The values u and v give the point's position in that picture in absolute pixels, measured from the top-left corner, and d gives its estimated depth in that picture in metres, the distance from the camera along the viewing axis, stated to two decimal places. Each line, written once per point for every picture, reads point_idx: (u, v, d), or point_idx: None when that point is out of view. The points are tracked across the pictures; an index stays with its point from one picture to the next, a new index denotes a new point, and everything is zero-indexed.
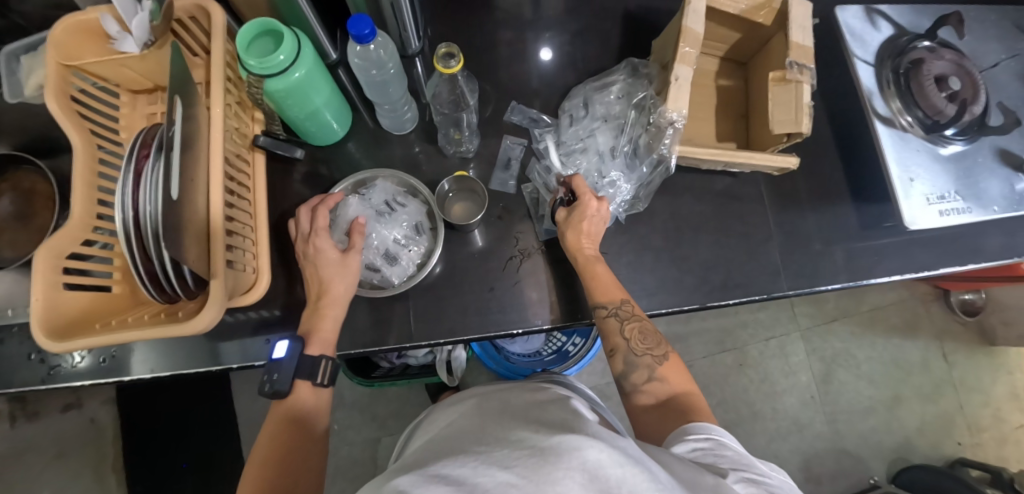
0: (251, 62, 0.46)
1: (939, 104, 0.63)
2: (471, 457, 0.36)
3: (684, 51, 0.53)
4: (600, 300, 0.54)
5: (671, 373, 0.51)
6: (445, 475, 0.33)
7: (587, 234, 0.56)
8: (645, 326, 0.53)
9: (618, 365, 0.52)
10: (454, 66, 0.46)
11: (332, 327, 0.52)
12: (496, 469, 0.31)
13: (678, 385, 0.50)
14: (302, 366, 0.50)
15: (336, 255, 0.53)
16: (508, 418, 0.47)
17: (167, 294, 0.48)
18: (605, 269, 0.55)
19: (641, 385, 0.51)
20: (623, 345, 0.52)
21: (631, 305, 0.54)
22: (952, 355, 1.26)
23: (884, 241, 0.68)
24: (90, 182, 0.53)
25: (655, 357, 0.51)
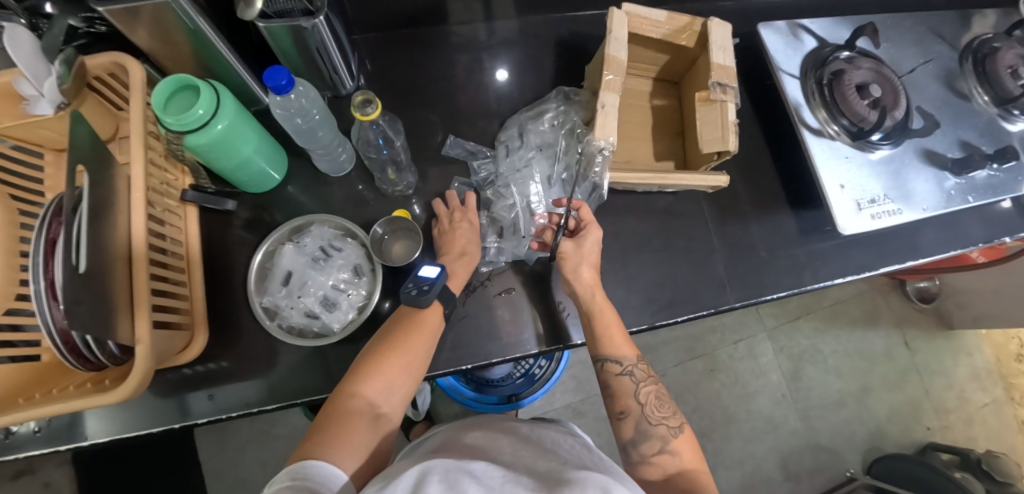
0: (167, 120, 0.45)
1: (863, 112, 0.65)
2: (497, 466, 0.35)
3: (608, 78, 0.55)
4: (614, 356, 0.53)
5: (682, 445, 0.50)
6: (474, 475, 0.31)
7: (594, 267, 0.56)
8: (660, 390, 0.54)
9: (627, 432, 0.51)
10: (371, 113, 0.46)
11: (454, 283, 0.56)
12: (521, 489, 0.30)
13: (687, 459, 0.49)
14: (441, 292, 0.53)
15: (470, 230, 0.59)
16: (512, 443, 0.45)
17: (93, 363, 0.46)
18: (615, 317, 0.55)
19: (650, 457, 0.49)
20: (637, 408, 0.52)
21: (644, 365, 0.55)
22: (914, 342, 1.29)
23: (824, 246, 0.70)
24: (12, 248, 0.51)
25: (669, 427, 0.51)
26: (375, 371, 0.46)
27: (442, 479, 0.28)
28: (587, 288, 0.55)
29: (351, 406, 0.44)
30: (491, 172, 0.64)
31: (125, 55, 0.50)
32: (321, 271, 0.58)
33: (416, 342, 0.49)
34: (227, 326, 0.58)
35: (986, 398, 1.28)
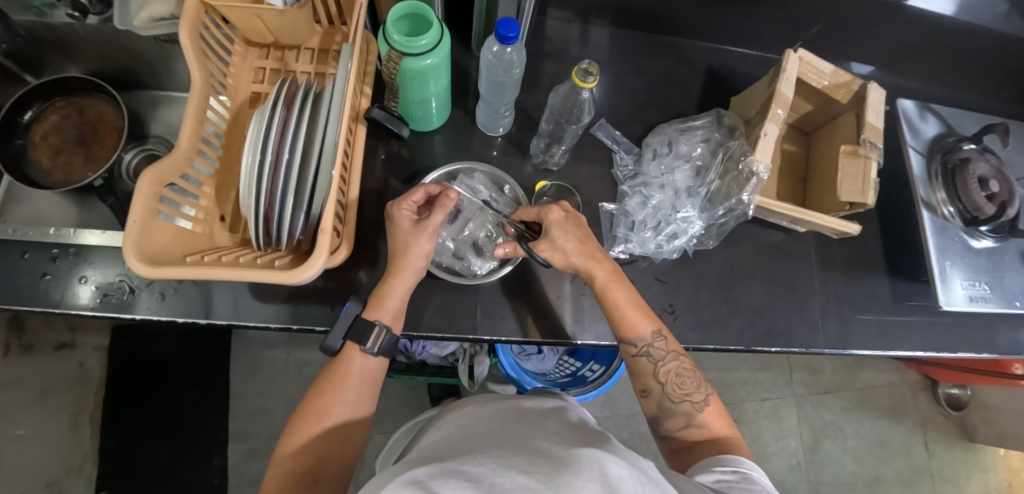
0: (397, 38, 0.49)
1: (980, 202, 0.68)
2: (490, 457, 0.39)
3: (775, 111, 0.59)
4: (629, 338, 0.54)
5: (710, 416, 0.52)
6: (467, 471, 0.36)
7: (580, 243, 0.54)
8: (681, 365, 0.53)
9: (653, 407, 0.54)
10: (590, 82, 0.48)
11: (397, 297, 0.52)
12: (513, 473, 0.35)
13: (718, 428, 0.52)
14: (355, 330, 0.50)
15: (408, 225, 0.52)
16: (529, 428, 0.49)
17: (266, 239, 0.49)
18: (623, 296, 0.54)
19: (677, 431, 0.53)
20: (658, 389, 0.53)
21: (665, 339, 0.54)
22: (932, 445, 1.32)
23: (911, 318, 0.72)
24: (200, 119, 0.54)
25: (693, 403, 0.52)
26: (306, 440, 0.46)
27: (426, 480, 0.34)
28: (588, 271, 0.55)
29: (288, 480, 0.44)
30: (633, 168, 0.68)
31: None
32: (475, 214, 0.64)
33: (339, 402, 0.48)
34: (359, 247, 0.63)
35: None
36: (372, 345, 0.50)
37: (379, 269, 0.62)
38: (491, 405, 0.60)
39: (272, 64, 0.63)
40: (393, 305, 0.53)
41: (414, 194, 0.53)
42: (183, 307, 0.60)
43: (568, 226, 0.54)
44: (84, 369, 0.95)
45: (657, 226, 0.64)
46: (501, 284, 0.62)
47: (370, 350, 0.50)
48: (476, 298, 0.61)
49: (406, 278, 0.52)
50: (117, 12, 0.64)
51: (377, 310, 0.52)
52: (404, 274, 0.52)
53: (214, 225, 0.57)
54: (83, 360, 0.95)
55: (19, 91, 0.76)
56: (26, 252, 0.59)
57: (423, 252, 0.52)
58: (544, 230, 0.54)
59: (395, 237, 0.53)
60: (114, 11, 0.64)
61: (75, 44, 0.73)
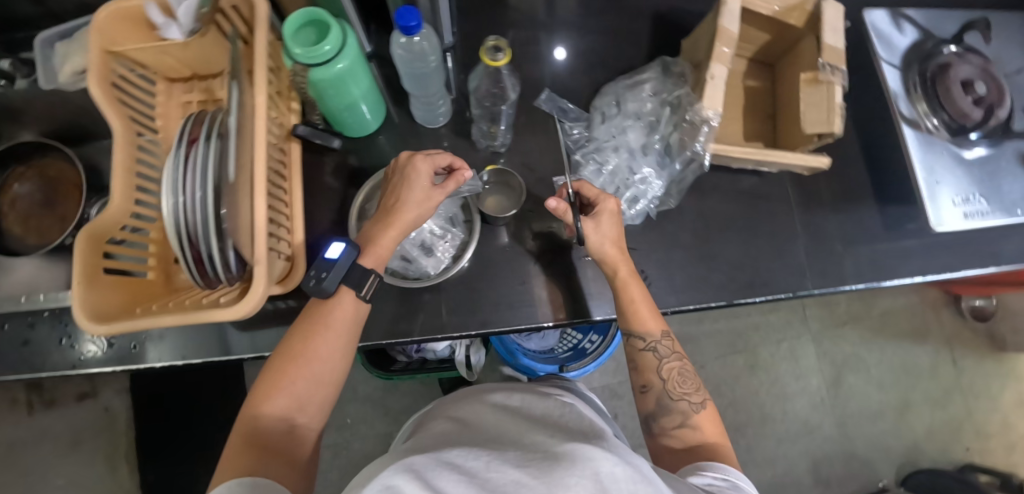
0: (298, 51, 0.47)
1: (966, 108, 0.64)
2: (488, 453, 0.39)
3: (721, 50, 0.55)
4: (638, 332, 0.53)
5: (705, 420, 0.51)
6: (460, 464, 0.36)
7: (615, 241, 0.54)
8: (684, 367, 0.53)
9: (650, 403, 0.53)
10: (501, 60, 0.45)
11: (389, 246, 0.52)
12: (507, 468, 0.35)
13: (711, 433, 0.50)
14: (350, 276, 0.49)
15: (426, 184, 0.52)
16: (530, 428, 0.47)
17: (206, 280, 0.48)
18: (640, 292, 0.53)
19: (671, 429, 0.51)
20: (659, 384, 0.53)
21: (671, 340, 0.54)
22: (961, 361, 1.29)
23: (908, 243, 0.68)
24: (129, 168, 0.53)
25: (690, 402, 0.51)
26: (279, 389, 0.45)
27: (422, 469, 0.34)
28: (609, 267, 0.54)
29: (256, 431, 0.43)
30: (583, 135, 0.65)
31: None
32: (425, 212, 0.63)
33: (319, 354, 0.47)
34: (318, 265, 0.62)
35: None
36: (366, 292, 0.50)
37: None
38: (490, 404, 0.60)
39: (197, 96, 0.62)
40: (384, 253, 0.52)
41: (440, 154, 0.53)
42: (161, 350, 0.61)
43: (615, 218, 0.54)
44: (110, 412, 0.97)
45: (616, 193, 0.63)
46: (464, 280, 0.61)
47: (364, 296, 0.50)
48: (440, 298, 0.59)
49: (399, 227, 0.52)
50: (40, 72, 0.64)
51: (372, 259, 0.51)
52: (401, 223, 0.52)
53: (170, 269, 0.58)
54: (108, 404, 0.98)
55: None
56: (5, 323, 0.61)
57: (421, 216, 0.52)
58: (597, 211, 0.53)
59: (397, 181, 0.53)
60: (38, 72, 0.64)
61: (15, 108, 0.72)
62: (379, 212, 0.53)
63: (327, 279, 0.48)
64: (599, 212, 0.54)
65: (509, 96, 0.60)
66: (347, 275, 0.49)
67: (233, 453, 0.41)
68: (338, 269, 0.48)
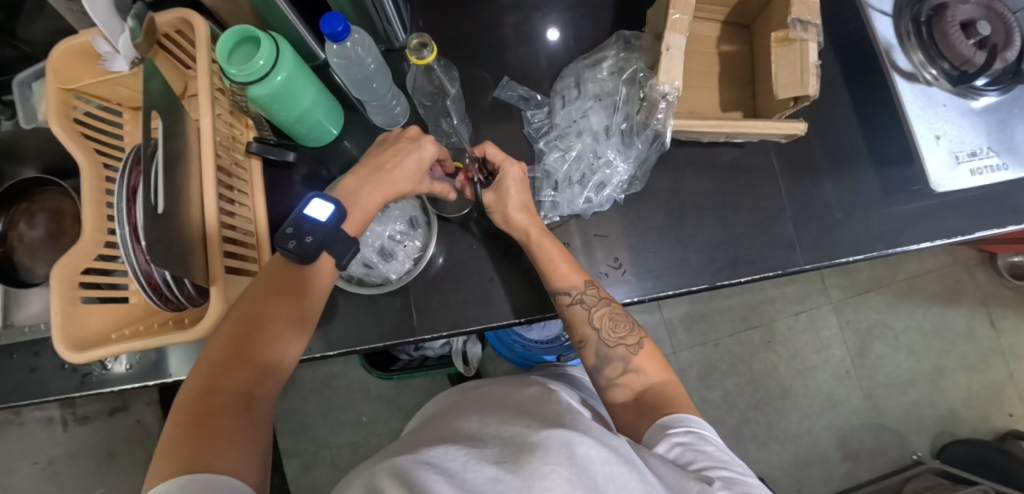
0: (234, 72, 0.47)
1: (967, 53, 0.58)
2: (466, 447, 0.35)
3: (675, 17, 0.51)
4: (562, 288, 0.53)
5: (645, 360, 0.49)
6: (437, 462, 0.32)
7: (524, 205, 0.56)
8: (614, 310, 0.52)
9: (590, 358, 0.51)
10: (428, 56, 0.48)
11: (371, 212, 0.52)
12: (486, 465, 0.30)
13: (655, 374, 0.48)
14: (335, 242, 0.49)
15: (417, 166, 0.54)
16: (505, 410, 0.45)
17: (174, 304, 0.50)
18: (555, 249, 0.54)
19: (616, 379, 0.48)
20: (593, 336, 0.51)
21: (596, 288, 0.53)
22: (999, 322, 1.20)
23: (909, 207, 0.62)
24: (98, 199, 0.54)
25: (628, 346, 0.50)
26: (237, 358, 0.42)
27: (397, 475, 0.29)
28: (521, 231, 0.55)
29: (208, 402, 0.39)
30: (545, 122, 0.64)
31: (191, 11, 0.51)
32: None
33: (284, 322, 0.46)
34: None
35: None
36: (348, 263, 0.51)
37: None
38: (470, 396, 0.56)
39: None
40: (365, 218, 0.52)
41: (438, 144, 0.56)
42: (154, 368, 0.64)
43: (521, 184, 0.56)
44: (142, 424, 1.04)
45: (582, 179, 0.61)
46: (432, 281, 0.61)
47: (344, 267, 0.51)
48: (408, 300, 0.60)
49: (383, 192, 0.52)
50: (20, 112, 0.66)
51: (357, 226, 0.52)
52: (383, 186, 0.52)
53: None
54: (139, 417, 1.04)
55: None
56: (14, 352, 0.66)
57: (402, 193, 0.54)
58: (500, 180, 0.56)
59: (386, 147, 0.54)
60: (18, 112, 0.67)
61: (9, 148, 0.75)
62: (359, 176, 0.52)
63: (311, 239, 0.47)
64: (504, 180, 0.56)
65: (450, 89, 0.62)
66: (330, 238, 0.48)
67: (182, 427, 0.37)
68: (324, 230, 0.48)
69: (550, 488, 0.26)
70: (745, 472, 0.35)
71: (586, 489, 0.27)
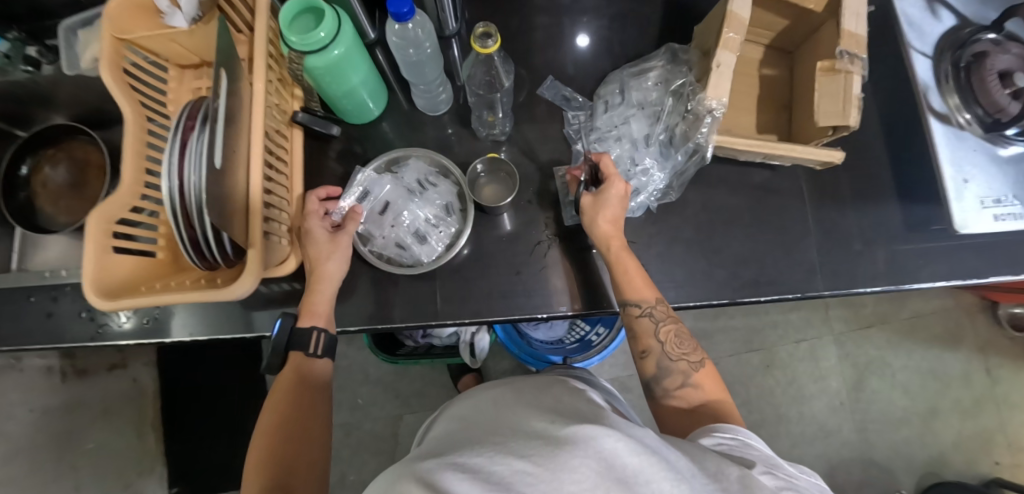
0: (293, 40, 0.47)
1: (1001, 102, 0.59)
2: (488, 445, 0.35)
3: (728, 36, 0.52)
4: (633, 299, 0.54)
5: (704, 378, 0.51)
6: (462, 463, 0.32)
7: (614, 219, 0.56)
8: (680, 328, 0.54)
9: (651, 368, 0.53)
10: (491, 46, 0.48)
11: (324, 301, 0.55)
12: (513, 458, 0.31)
13: (710, 390, 0.51)
14: (297, 340, 0.54)
15: (325, 234, 0.56)
16: (528, 408, 0.45)
17: (209, 263, 0.50)
18: (634, 264, 0.55)
19: (673, 390, 0.51)
20: (657, 348, 0.52)
21: (665, 305, 0.55)
22: (995, 370, 1.22)
23: (931, 245, 0.64)
24: (139, 152, 0.55)
25: (690, 362, 0.52)
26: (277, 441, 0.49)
27: (420, 480, 0.29)
28: (604, 240, 0.55)
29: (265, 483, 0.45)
30: (585, 123, 0.65)
31: None
32: (416, 201, 0.62)
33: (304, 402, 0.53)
34: None
35: None
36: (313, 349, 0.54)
37: None
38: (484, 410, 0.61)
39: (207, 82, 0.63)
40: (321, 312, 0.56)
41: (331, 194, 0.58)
42: (170, 326, 0.64)
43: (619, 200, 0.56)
44: (138, 384, 1.03)
45: None
46: (458, 268, 0.61)
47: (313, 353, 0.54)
48: (434, 284, 0.61)
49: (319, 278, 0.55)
50: (64, 58, 0.67)
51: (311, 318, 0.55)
52: (329, 252, 0.56)
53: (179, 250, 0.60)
54: (135, 376, 1.03)
55: (10, 146, 0.79)
56: (31, 295, 0.65)
57: (341, 257, 0.56)
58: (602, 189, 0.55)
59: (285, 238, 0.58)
60: (61, 58, 0.67)
61: (44, 93, 0.75)
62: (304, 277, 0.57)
63: (277, 346, 0.53)
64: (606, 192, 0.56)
65: (504, 83, 0.62)
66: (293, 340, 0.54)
67: None
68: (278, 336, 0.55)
69: (579, 483, 0.26)
70: (798, 477, 0.36)
71: (617, 482, 0.27)
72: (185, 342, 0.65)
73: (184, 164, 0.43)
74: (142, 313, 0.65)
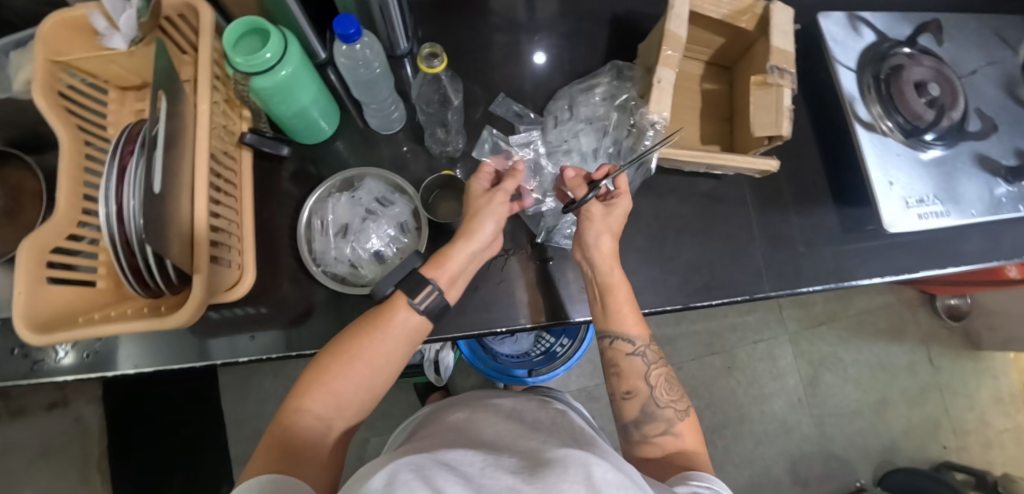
0: (237, 60, 0.47)
1: (918, 110, 0.65)
2: (480, 457, 0.34)
3: (666, 54, 0.55)
4: (629, 336, 0.54)
5: (687, 428, 0.53)
6: (455, 466, 0.31)
7: (613, 236, 0.56)
8: (666, 373, 0.56)
9: (634, 411, 0.54)
10: (438, 66, 0.49)
11: (459, 257, 0.52)
12: (502, 476, 0.29)
13: (690, 441, 0.52)
14: (410, 282, 0.50)
15: (480, 191, 0.56)
16: (525, 433, 0.44)
17: (152, 290, 0.48)
18: (627, 297, 0.55)
19: (652, 437, 0.52)
20: (646, 390, 0.54)
21: (655, 348, 0.56)
22: (937, 359, 1.30)
23: (864, 244, 0.68)
24: (75, 177, 0.52)
25: (676, 410, 0.53)
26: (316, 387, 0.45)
27: (413, 470, 0.28)
28: (607, 264, 0.55)
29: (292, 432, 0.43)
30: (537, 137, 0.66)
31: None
32: (375, 222, 0.62)
33: (371, 353, 0.48)
34: (276, 268, 0.62)
35: (1007, 422, 1.28)
36: (422, 302, 0.50)
37: (278, 303, 0.61)
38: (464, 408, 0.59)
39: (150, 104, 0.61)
40: (449, 270, 0.52)
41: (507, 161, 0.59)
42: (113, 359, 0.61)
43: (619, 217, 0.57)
44: (81, 422, 0.93)
45: None
46: None
47: (417, 306, 0.49)
48: None
49: (465, 238, 0.53)
50: None
51: (436, 269, 0.51)
52: (483, 205, 0.54)
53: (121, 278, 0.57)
54: (79, 415, 0.93)
55: None
56: None
57: (494, 215, 0.54)
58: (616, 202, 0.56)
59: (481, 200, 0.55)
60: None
61: None
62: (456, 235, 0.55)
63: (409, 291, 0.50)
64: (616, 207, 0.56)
65: (453, 101, 0.63)
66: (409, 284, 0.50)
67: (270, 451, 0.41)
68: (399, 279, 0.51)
69: None
70: None
71: None
72: (128, 375, 0.61)
73: (123, 189, 0.42)
74: (82, 346, 0.62)
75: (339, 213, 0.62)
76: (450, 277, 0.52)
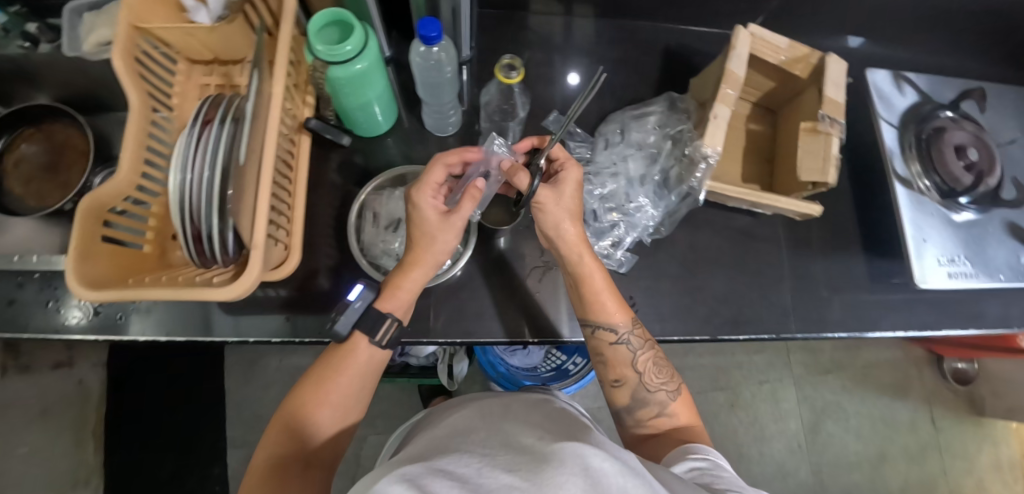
0: (318, 48, 0.48)
1: (956, 173, 0.67)
2: (476, 458, 0.34)
3: (725, 92, 0.57)
4: (608, 325, 0.54)
5: (680, 407, 0.53)
6: (451, 470, 0.31)
7: (575, 215, 0.53)
8: (656, 356, 0.55)
9: (624, 397, 0.54)
10: (514, 77, 0.51)
11: (413, 284, 0.52)
12: (499, 473, 0.29)
13: (685, 418, 0.53)
14: (368, 317, 0.50)
15: (434, 215, 0.50)
16: (526, 428, 0.45)
17: (204, 259, 0.48)
18: (604, 281, 0.54)
19: (646, 421, 0.53)
20: (634, 378, 0.54)
21: (641, 331, 0.55)
22: (939, 420, 1.30)
23: (890, 296, 0.69)
24: (141, 141, 0.54)
25: (668, 392, 0.54)
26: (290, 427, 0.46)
27: (404, 480, 0.27)
28: (571, 245, 0.53)
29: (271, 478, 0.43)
30: (586, 156, 0.68)
31: None
32: None
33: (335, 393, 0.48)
34: (316, 254, 0.62)
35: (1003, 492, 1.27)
36: (382, 337, 0.50)
37: (316, 288, 0.62)
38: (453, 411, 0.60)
39: (218, 80, 0.64)
40: (404, 299, 0.52)
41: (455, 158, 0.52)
42: (145, 323, 0.61)
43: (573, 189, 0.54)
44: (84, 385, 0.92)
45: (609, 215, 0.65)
46: (453, 286, 0.62)
47: (378, 343, 0.50)
48: (430, 302, 0.61)
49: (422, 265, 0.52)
50: (65, 38, 0.65)
51: (391, 302, 0.51)
52: (438, 233, 0.51)
53: (165, 244, 0.58)
54: (83, 377, 0.92)
55: None
56: None
57: (448, 244, 0.51)
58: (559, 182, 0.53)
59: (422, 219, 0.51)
60: (63, 39, 0.65)
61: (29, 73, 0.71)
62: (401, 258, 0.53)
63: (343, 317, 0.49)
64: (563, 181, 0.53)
65: (519, 112, 0.67)
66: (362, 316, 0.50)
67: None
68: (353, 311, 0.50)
69: None
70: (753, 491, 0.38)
71: None
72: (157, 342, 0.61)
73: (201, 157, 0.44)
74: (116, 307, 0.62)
75: (392, 208, 0.63)
76: (404, 306, 0.52)
